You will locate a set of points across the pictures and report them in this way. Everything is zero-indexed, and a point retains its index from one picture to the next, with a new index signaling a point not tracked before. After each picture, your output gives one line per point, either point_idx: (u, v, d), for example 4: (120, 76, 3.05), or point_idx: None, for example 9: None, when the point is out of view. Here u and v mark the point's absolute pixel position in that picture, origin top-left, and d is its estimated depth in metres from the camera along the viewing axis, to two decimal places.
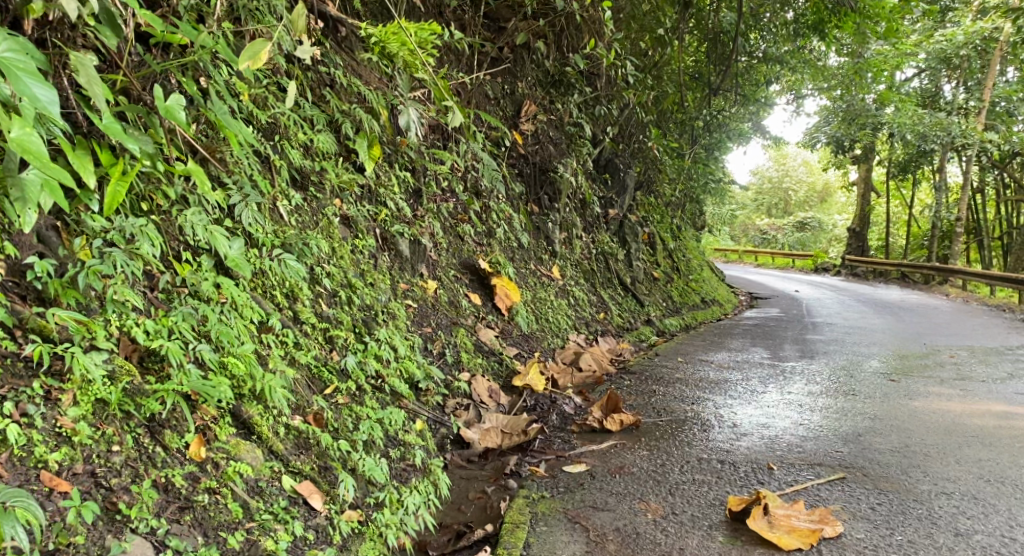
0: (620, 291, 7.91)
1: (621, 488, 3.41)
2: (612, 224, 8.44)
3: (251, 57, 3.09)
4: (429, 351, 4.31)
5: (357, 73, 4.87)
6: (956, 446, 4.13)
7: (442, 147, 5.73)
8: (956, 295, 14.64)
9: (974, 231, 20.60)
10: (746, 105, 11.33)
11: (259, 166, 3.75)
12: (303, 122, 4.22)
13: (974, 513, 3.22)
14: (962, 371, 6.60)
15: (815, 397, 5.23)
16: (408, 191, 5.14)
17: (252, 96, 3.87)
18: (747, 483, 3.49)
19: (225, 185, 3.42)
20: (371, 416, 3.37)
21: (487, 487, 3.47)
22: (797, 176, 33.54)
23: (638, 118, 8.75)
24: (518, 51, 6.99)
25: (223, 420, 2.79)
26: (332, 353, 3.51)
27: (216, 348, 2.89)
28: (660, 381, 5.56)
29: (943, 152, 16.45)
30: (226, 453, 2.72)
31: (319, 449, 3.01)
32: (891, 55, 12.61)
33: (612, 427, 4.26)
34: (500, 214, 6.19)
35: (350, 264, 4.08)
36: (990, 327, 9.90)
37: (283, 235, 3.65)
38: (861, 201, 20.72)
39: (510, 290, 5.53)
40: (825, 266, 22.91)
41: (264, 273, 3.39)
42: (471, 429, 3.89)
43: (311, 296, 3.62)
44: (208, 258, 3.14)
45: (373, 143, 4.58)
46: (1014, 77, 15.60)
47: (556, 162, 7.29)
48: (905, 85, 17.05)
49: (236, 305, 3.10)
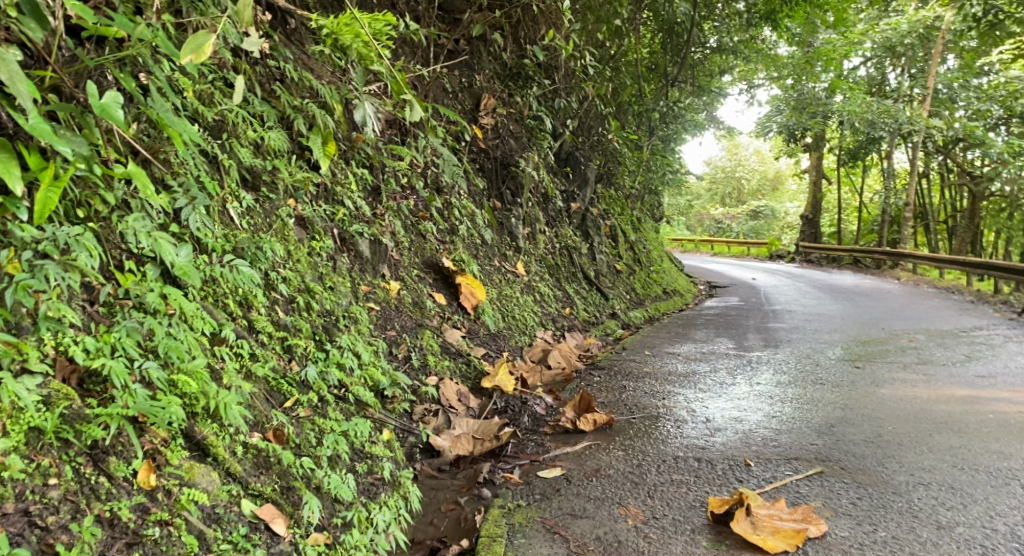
0: (584, 285, 7.82)
1: (598, 493, 3.30)
2: (574, 217, 8.34)
3: (195, 50, 2.83)
4: (393, 356, 4.15)
5: (309, 67, 4.68)
6: (928, 434, 4.12)
7: (400, 142, 5.56)
8: (906, 279, 14.96)
9: (922, 214, 21.18)
10: (701, 95, 11.37)
11: (207, 167, 3.54)
12: (252, 120, 4.01)
13: (953, 504, 3.19)
14: (923, 356, 6.67)
15: (784, 388, 5.20)
16: (367, 189, 4.95)
17: (197, 92, 3.66)
18: (726, 482, 3.40)
19: (170, 187, 3.21)
20: (335, 428, 3.20)
21: (460, 497, 3.32)
22: (750, 166, 34.16)
23: (597, 110, 8.66)
24: (475, 43, 6.90)
25: (175, 443, 2.59)
26: (291, 363, 3.33)
27: (164, 365, 2.69)
28: (629, 376, 5.48)
29: (891, 139, 16.78)
30: (179, 479, 2.52)
31: (280, 469, 2.83)
32: (840, 44, 12.80)
33: (586, 427, 4.15)
34: (462, 211, 6.03)
35: (308, 267, 3.90)
36: (942, 309, 10.10)
37: (235, 239, 3.45)
38: (813, 188, 21.08)
39: (475, 288, 5.38)
40: (780, 254, 23.22)
41: (215, 281, 3.18)
42: (441, 436, 3.73)
43: (267, 303, 3.43)
44: (153, 267, 2.92)
45: (328, 139, 4.38)
46: (956, 64, 16.01)
47: (517, 156, 7.12)
48: (853, 73, 17.36)
49: (185, 317, 2.89)
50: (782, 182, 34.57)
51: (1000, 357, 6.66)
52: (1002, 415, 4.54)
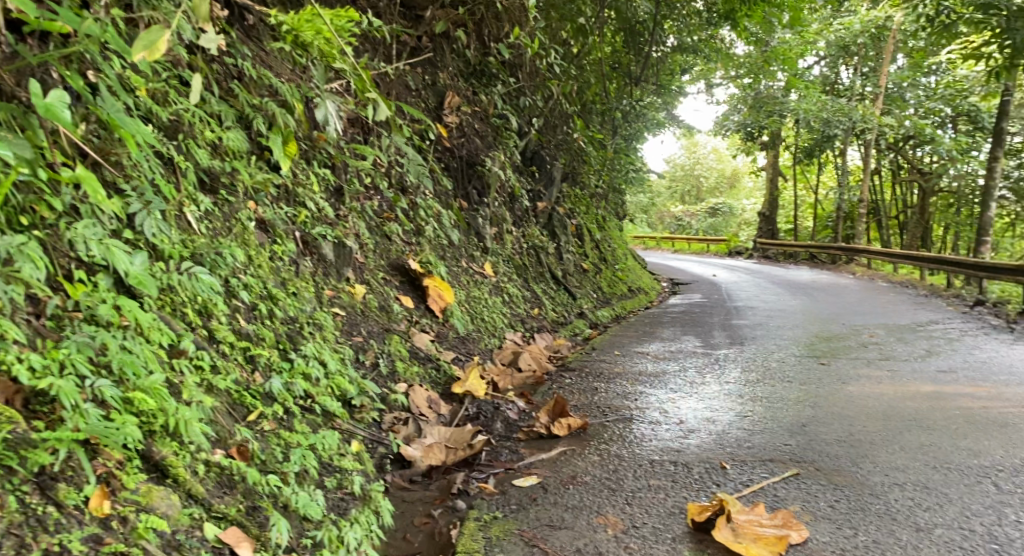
0: (552, 285, 7.76)
1: (576, 501, 3.22)
2: (542, 217, 8.25)
3: (147, 47, 2.60)
4: (361, 363, 4.02)
5: (267, 64, 4.51)
6: (898, 432, 4.12)
7: (363, 141, 5.42)
8: (862, 274, 15.21)
9: (875, 210, 21.62)
10: (662, 94, 11.39)
11: (162, 169, 3.36)
12: (209, 119, 3.85)
13: (930, 504, 3.19)
14: (885, 351, 6.74)
15: (753, 387, 5.19)
16: (329, 190, 4.80)
17: (150, 91, 3.48)
18: (703, 486, 3.35)
19: (122, 192, 3.04)
20: (303, 442, 3.08)
21: (433, 510, 3.21)
22: (708, 163, 34.59)
23: (562, 108, 8.59)
24: (438, 40, 6.79)
25: (132, 465, 2.43)
26: (254, 375, 3.18)
27: (118, 382, 2.53)
28: (600, 377, 5.42)
29: (846, 137, 17.08)
30: (136, 505, 2.37)
31: (245, 487, 2.70)
32: (796, 43, 12.99)
33: (560, 432, 4.07)
34: (428, 211, 5.91)
35: (270, 273, 3.75)
36: (899, 304, 10.28)
37: (193, 245, 3.28)
38: (770, 185, 21.37)
39: (443, 291, 5.28)
40: (739, 250, 23.47)
41: (172, 289, 3.02)
42: (412, 445, 3.62)
43: (227, 312, 3.27)
44: (106, 277, 2.75)
45: (288, 139, 4.23)
46: (905, 64, 16.35)
47: (483, 156, 7.00)
48: (808, 73, 17.63)
49: (141, 329, 2.72)
50: (739, 179, 35.08)
51: (959, 351, 6.77)
52: (967, 411, 4.58)
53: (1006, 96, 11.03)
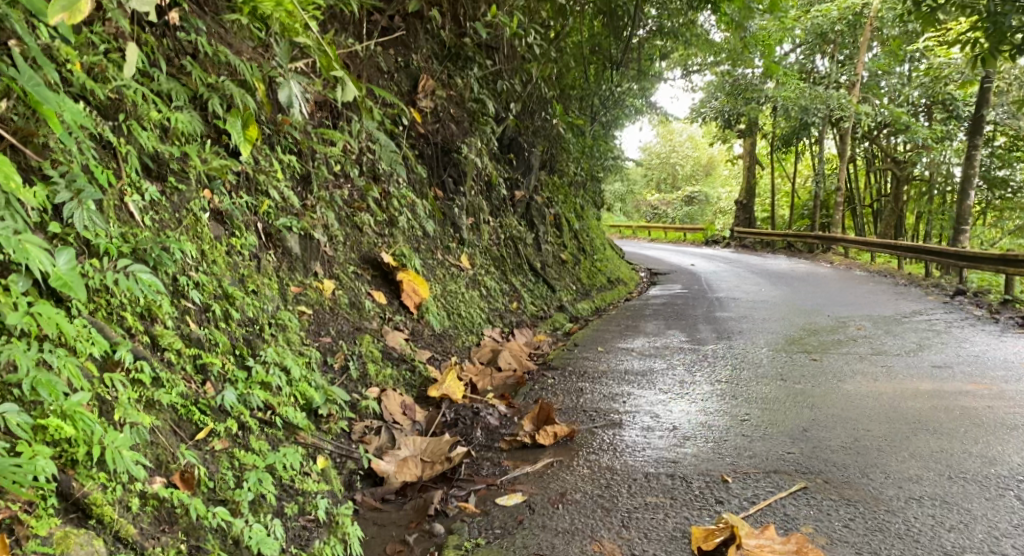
0: (531, 277, 7.44)
1: (567, 524, 2.93)
2: (520, 206, 7.90)
3: (67, 7, 2.55)
4: (329, 367, 3.67)
5: (226, 42, 4.09)
6: (907, 436, 3.84)
7: (332, 126, 5.04)
8: (839, 262, 15.10)
9: (850, 199, 21.59)
10: (641, 80, 11.06)
11: (99, 154, 2.99)
12: (156, 98, 3.45)
13: (954, 523, 2.93)
14: (875, 345, 6.49)
15: (746, 386, 4.90)
16: (296, 177, 4.41)
17: (87, 67, 3.11)
18: (705, 504, 3.06)
19: (49, 178, 2.68)
20: (259, 463, 2.80)
21: (408, 536, 2.89)
22: (683, 151, 34.43)
23: (540, 93, 8.24)
24: (411, 20, 6.39)
25: (45, 506, 2.14)
26: (205, 386, 2.85)
27: (30, 406, 2.23)
28: (585, 377, 5.10)
29: (822, 126, 16.90)
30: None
31: (188, 522, 2.44)
32: (772, 28, 12.76)
33: (545, 441, 3.76)
34: (401, 200, 5.54)
35: (226, 269, 3.39)
36: (879, 294, 10.09)
37: (135, 239, 2.91)
38: (747, 173, 21.22)
39: (418, 285, 4.92)
40: (716, 239, 23.27)
41: (108, 291, 2.67)
42: (384, 459, 3.30)
43: (175, 314, 2.92)
44: (23, 279, 2.39)
45: (249, 122, 3.82)
46: (880, 52, 16.21)
47: (458, 142, 6.63)
48: (784, 60, 17.41)
49: (64, 340, 2.41)
50: (716, 167, 35.10)
51: (950, 345, 6.55)
52: (972, 412, 4.31)
53: (986, 84, 10.85)
